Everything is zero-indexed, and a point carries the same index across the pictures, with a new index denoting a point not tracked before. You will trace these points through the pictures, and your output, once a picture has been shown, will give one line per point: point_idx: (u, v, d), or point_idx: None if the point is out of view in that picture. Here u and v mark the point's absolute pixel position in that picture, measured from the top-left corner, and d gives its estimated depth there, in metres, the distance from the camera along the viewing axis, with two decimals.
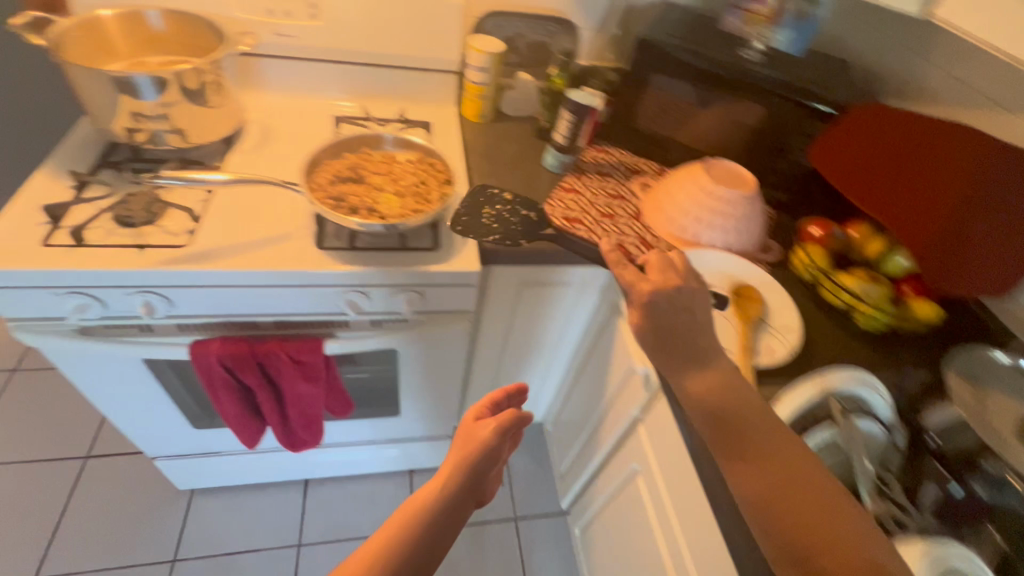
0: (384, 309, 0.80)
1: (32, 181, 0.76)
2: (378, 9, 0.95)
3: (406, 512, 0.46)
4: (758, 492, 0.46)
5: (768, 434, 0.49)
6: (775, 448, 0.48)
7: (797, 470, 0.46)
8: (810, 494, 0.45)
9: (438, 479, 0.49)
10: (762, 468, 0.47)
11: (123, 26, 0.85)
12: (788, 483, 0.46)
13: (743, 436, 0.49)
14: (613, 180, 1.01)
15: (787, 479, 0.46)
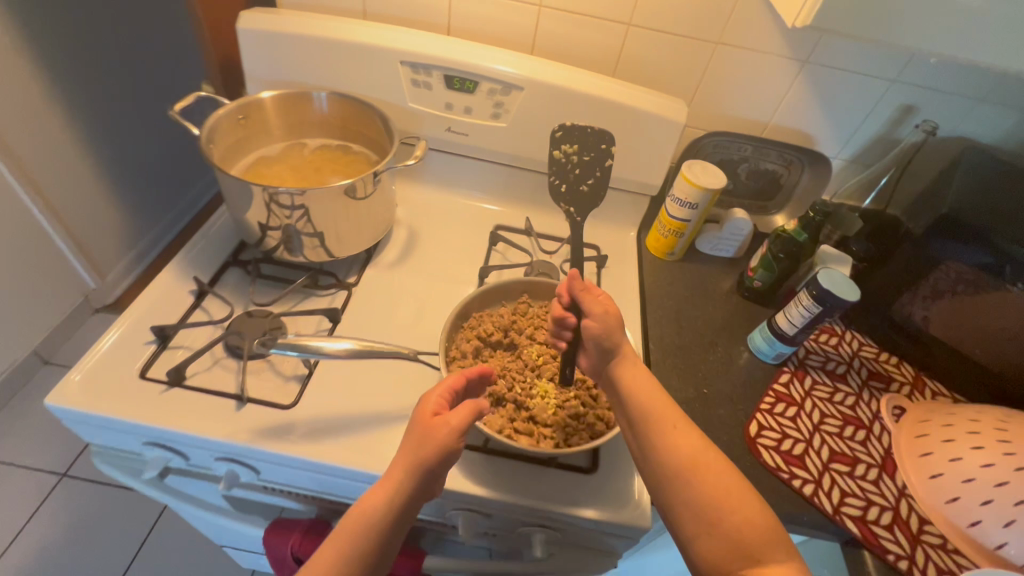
0: (501, 528, 0.60)
1: (156, 282, 0.66)
2: (574, 116, 0.76)
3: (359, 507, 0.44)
4: (689, 527, 0.43)
5: (684, 468, 0.45)
6: (700, 486, 0.44)
7: (729, 489, 0.44)
8: (722, 508, 0.43)
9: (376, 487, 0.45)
10: (688, 512, 0.44)
11: (288, 109, 0.75)
12: (708, 521, 0.43)
13: (716, 531, 0.42)
14: (850, 391, 0.72)
15: (698, 496, 0.44)
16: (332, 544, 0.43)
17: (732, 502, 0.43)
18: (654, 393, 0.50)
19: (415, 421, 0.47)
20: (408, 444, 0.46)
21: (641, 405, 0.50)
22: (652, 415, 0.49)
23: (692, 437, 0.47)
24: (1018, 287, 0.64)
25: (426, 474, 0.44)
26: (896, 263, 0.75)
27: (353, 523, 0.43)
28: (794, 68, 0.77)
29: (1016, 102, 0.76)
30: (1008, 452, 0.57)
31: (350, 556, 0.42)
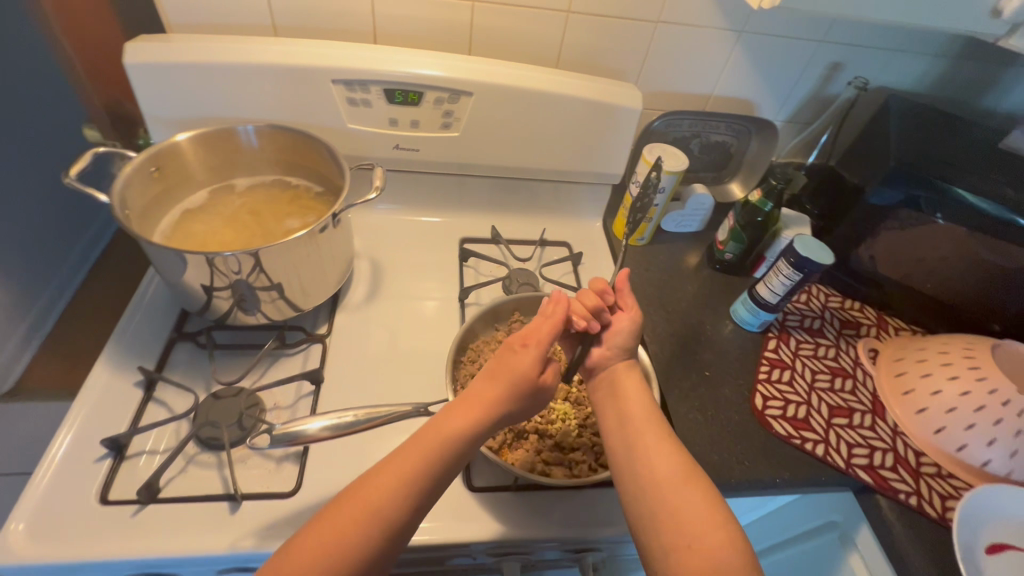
0: (543, 559, 0.58)
1: (90, 381, 0.56)
2: (528, 115, 0.72)
3: (441, 426, 0.47)
4: (660, 544, 0.44)
5: (663, 486, 0.46)
6: (676, 502, 0.45)
7: (704, 506, 0.44)
8: (695, 525, 0.43)
9: (460, 413, 0.48)
10: (662, 528, 0.44)
11: (207, 150, 0.65)
12: (681, 537, 0.43)
13: (690, 545, 0.42)
14: (829, 344, 0.76)
15: (674, 512, 0.44)
16: (407, 456, 0.45)
17: (705, 521, 0.43)
18: (642, 414, 0.51)
19: (508, 354, 0.51)
20: (504, 369, 0.50)
21: (631, 424, 0.51)
22: (637, 436, 0.50)
23: (674, 459, 0.48)
24: (940, 217, 0.72)
25: (528, 394, 0.49)
26: (849, 219, 0.80)
27: (437, 440, 0.46)
28: (731, 38, 0.77)
29: (926, 49, 0.81)
30: (979, 377, 0.62)
31: (437, 466, 0.45)
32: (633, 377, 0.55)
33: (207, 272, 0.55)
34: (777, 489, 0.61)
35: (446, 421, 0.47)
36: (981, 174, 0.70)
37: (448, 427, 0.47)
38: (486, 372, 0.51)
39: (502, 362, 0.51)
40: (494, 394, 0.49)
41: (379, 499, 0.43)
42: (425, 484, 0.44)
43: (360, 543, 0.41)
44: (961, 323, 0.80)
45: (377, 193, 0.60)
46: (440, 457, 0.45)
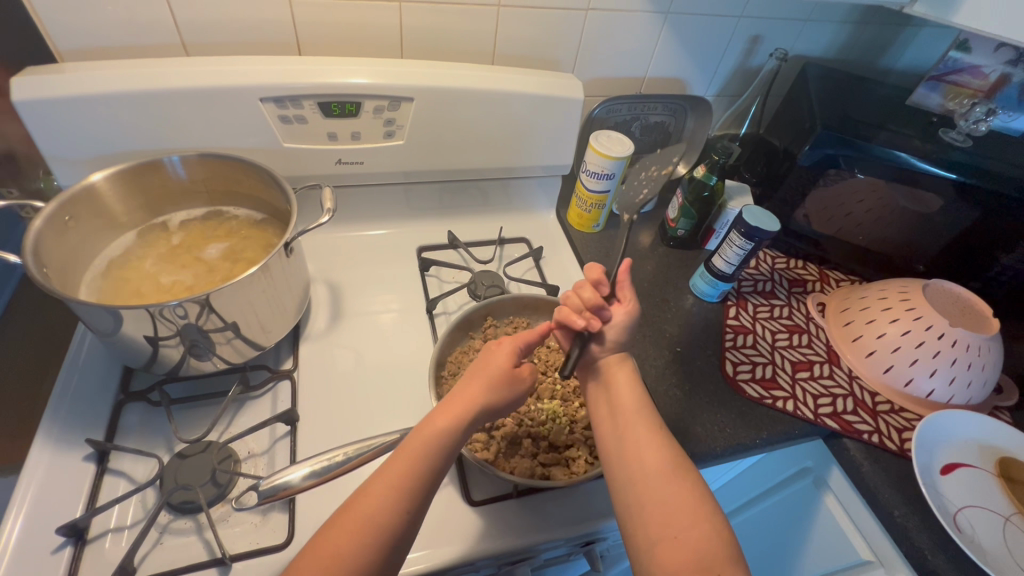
0: (551, 558, 0.59)
1: (29, 464, 0.49)
2: (472, 116, 0.71)
3: (425, 433, 0.45)
4: (644, 534, 0.45)
5: (651, 478, 0.47)
6: (664, 495, 0.46)
7: (686, 499, 0.45)
8: (677, 516, 0.44)
9: (444, 413, 0.46)
10: (648, 517, 0.45)
11: (128, 187, 0.59)
12: (666, 529, 0.44)
13: (672, 533, 0.44)
14: (782, 304, 0.81)
15: (660, 504, 0.45)
16: (399, 465, 0.43)
17: (688, 514, 0.44)
18: (632, 407, 0.52)
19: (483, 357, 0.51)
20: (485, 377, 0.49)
21: (622, 416, 0.52)
22: (627, 427, 0.51)
23: (661, 452, 0.48)
24: (859, 173, 0.77)
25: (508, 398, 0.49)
26: (786, 182, 0.83)
27: (425, 450, 0.44)
28: (659, 20, 0.78)
29: (833, 17, 0.87)
30: (915, 316, 0.68)
31: (428, 472, 0.44)
32: (623, 367, 0.56)
33: (149, 323, 0.50)
34: (758, 449, 0.65)
35: (431, 428, 0.45)
36: (893, 128, 0.76)
37: (435, 429, 0.45)
38: (472, 382, 0.49)
39: (485, 371, 0.50)
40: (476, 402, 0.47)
41: (375, 505, 0.41)
42: (422, 487, 0.43)
43: (359, 555, 0.39)
44: (890, 269, 0.87)
45: (329, 215, 0.56)
46: (429, 461, 0.44)
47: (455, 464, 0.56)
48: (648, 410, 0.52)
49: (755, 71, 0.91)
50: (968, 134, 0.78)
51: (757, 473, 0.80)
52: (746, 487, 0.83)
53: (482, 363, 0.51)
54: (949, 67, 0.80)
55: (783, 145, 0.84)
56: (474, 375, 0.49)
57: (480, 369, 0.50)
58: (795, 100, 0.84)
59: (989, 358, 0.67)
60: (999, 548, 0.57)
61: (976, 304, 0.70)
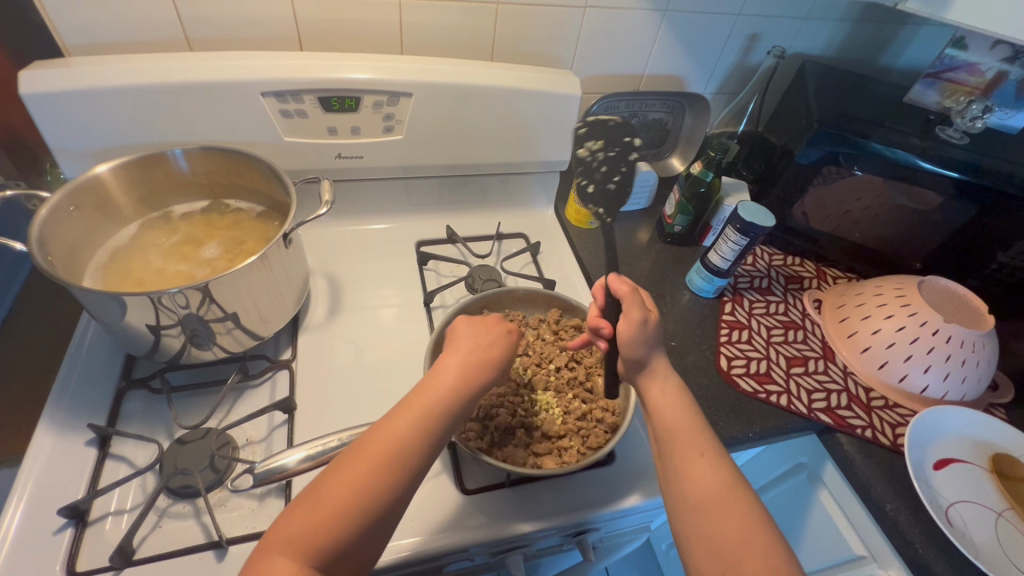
0: (545, 548, 0.60)
1: (34, 448, 0.51)
2: (471, 111, 0.71)
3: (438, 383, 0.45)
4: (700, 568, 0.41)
5: (705, 507, 0.42)
6: (720, 524, 0.41)
7: (747, 532, 0.40)
8: (737, 550, 0.40)
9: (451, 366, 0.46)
10: (700, 552, 0.41)
11: (132, 179, 0.60)
12: (722, 562, 0.40)
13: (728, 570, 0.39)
14: (779, 300, 0.81)
15: (713, 538, 0.41)
16: (408, 417, 0.42)
17: (747, 548, 0.40)
18: (682, 428, 0.47)
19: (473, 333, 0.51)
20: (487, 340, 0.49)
21: (670, 436, 0.47)
22: (678, 444, 0.46)
23: (715, 476, 0.44)
24: (859, 170, 0.78)
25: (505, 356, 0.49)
26: (782, 179, 0.84)
27: (438, 398, 0.44)
28: (657, 18, 0.79)
29: (831, 15, 0.87)
30: (910, 313, 0.68)
31: (443, 415, 0.43)
32: (670, 386, 0.50)
33: (151, 311, 0.51)
34: (752, 443, 0.65)
35: (438, 386, 0.45)
36: (891, 125, 0.77)
37: (443, 385, 0.45)
38: (467, 348, 0.48)
39: (483, 341, 0.49)
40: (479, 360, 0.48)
41: (390, 447, 0.40)
42: (438, 429, 0.43)
43: (368, 496, 0.38)
44: (888, 266, 0.87)
45: (328, 207, 0.58)
46: (444, 405, 0.44)
47: (449, 453, 0.57)
48: (698, 427, 0.47)
49: (753, 69, 0.92)
50: (965, 132, 0.79)
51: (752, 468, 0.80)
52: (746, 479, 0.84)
53: (478, 333, 0.50)
54: (946, 64, 0.80)
55: (780, 143, 0.84)
56: (469, 343, 0.49)
57: (475, 338, 0.49)
58: (792, 98, 0.84)
59: (985, 354, 0.67)
60: (990, 543, 0.57)
61: (971, 300, 0.70)
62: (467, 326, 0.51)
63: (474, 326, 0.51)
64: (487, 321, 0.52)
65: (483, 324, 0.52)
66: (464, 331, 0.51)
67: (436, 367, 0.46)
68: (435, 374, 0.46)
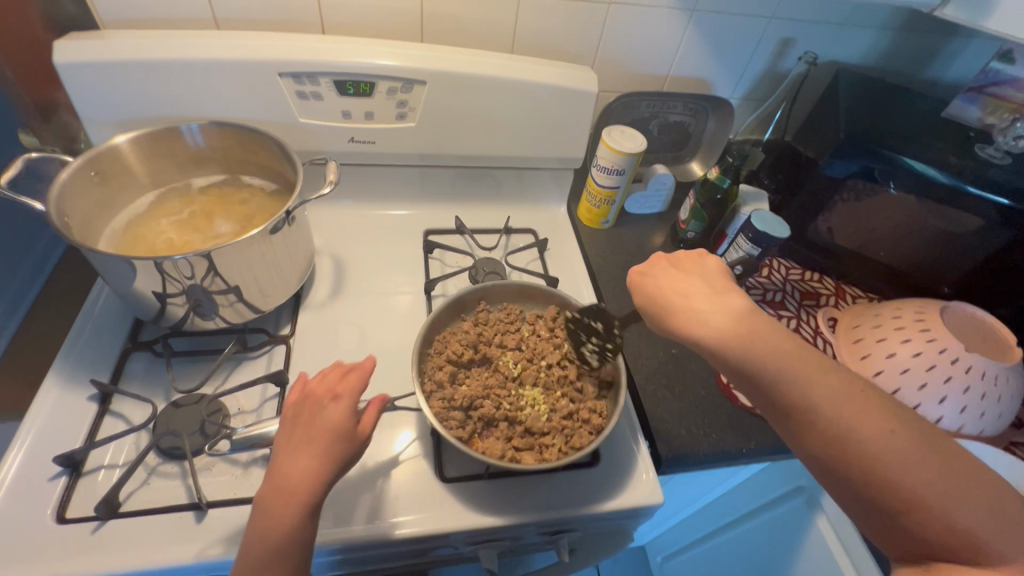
0: (522, 544, 0.59)
1: (40, 398, 0.54)
2: (485, 102, 0.71)
3: (281, 488, 0.40)
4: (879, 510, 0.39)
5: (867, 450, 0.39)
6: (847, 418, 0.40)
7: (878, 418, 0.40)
8: (867, 430, 0.40)
9: (290, 460, 0.41)
10: (838, 451, 0.40)
11: (150, 151, 0.63)
12: (863, 459, 0.39)
13: (892, 499, 0.38)
14: (792, 315, 0.78)
15: (846, 434, 0.40)
16: (269, 536, 0.39)
17: (874, 435, 0.39)
18: (811, 364, 0.42)
19: (307, 407, 0.45)
20: (317, 427, 0.43)
21: (788, 375, 0.42)
22: (771, 356, 0.43)
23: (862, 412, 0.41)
24: (893, 186, 0.74)
25: (348, 431, 0.44)
26: (805, 190, 0.82)
27: (290, 507, 0.40)
28: (684, 17, 0.77)
29: (871, 22, 0.83)
30: (929, 338, 0.65)
31: (300, 522, 0.40)
32: (736, 316, 0.46)
33: (157, 277, 0.53)
34: (746, 459, 0.63)
35: (282, 512, 0.39)
36: (925, 140, 0.73)
37: (291, 490, 0.40)
38: (313, 451, 0.42)
39: (330, 437, 0.43)
40: (321, 448, 0.42)
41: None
42: (302, 534, 0.40)
43: None
44: (912, 289, 0.83)
45: (332, 187, 0.59)
46: (296, 512, 0.40)
47: (431, 440, 0.57)
48: (811, 357, 0.44)
49: (784, 76, 0.89)
50: (1007, 152, 0.74)
51: (750, 486, 0.78)
52: (742, 498, 0.80)
53: (322, 428, 0.43)
54: (991, 79, 0.76)
55: (806, 152, 0.81)
56: (315, 445, 0.42)
57: (318, 438, 0.43)
58: (822, 107, 0.81)
59: (1008, 388, 0.63)
60: None
61: (998, 330, 0.66)
62: (313, 417, 0.44)
63: (320, 417, 0.44)
64: (336, 404, 0.44)
65: (333, 408, 0.44)
66: (307, 427, 0.43)
67: (278, 485, 0.40)
68: (277, 495, 0.40)
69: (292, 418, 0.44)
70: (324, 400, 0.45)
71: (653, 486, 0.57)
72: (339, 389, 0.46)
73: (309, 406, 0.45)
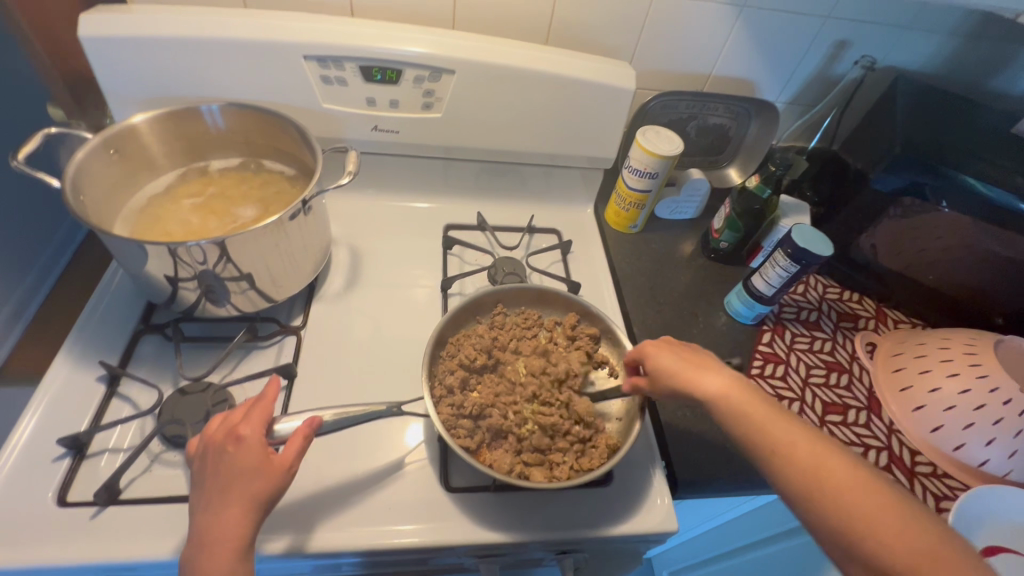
0: (525, 560, 0.57)
1: (49, 377, 0.53)
2: (514, 95, 0.68)
3: (213, 540, 0.39)
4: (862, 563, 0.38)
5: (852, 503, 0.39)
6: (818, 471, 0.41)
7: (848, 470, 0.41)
8: (834, 481, 0.40)
9: (219, 510, 0.40)
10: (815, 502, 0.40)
11: (170, 130, 0.61)
12: (836, 507, 0.40)
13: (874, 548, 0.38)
14: (827, 337, 0.74)
15: (822, 492, 0.40)
16: None
17: (845, 487, 0.40)
18: (778, 417, 0.45)
19: (217, 452, 0.42)
20: (232, 475, 0.41)
21: (768, 439, 0.43)
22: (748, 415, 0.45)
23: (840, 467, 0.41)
24: (946, 206, 0.68)
25: (269, 468, 0.42)
26: (851, 204, 0.77)
27: (227, 557, 0.39)
28: (732, 13, 0.72)
29: (937, 26, 0.77)
30: (979, 374, 0.60)
31: (238, 571, 0.39)
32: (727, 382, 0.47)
33: (169, 262, 0.51)
34: (769, 489, 0.59)
35: (217, 565, 0.39)
36: (989, 158, 0.67)
37: (224, 540, 0.39)
38: (232, 501, 0.40)
39: (243, 481, 0.41)
40: (248, 493, 0.41)
41: None
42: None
43: None
44: (961, 317, 0.77)
45: (350, 177, 0.57)
46: (231, 561, 0.39)
47: (438, 446, 0.55)
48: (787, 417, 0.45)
49: (836, 81, 0.83)
50: None
51: (769, 513, 0.74)
52: (759, 524, 0.76)
53: (231, 475, 0.41)
54: None
55: (855, 166, 0.76)
56: (232, 496, 0.41)
57: (233, 491, 0.41)
58: (876, 116, 0.75)
59: None
60: None
61: None
62: (216, 468, 0.42)
63: (224, 465, 0.42)
64: (237, 449, 0.42)
65: (237, 452, 0.42)
66: (215, 479, 0.41)
67: (204, 545, 0.39)
68: (205, 552, 0.39)
69: (199, 470, 0.42)
70: (225, 447, 0.42)
71: (668, 512, 0.54)
72: (238, 430, 0.43)
73: (215, 450, 0.42)
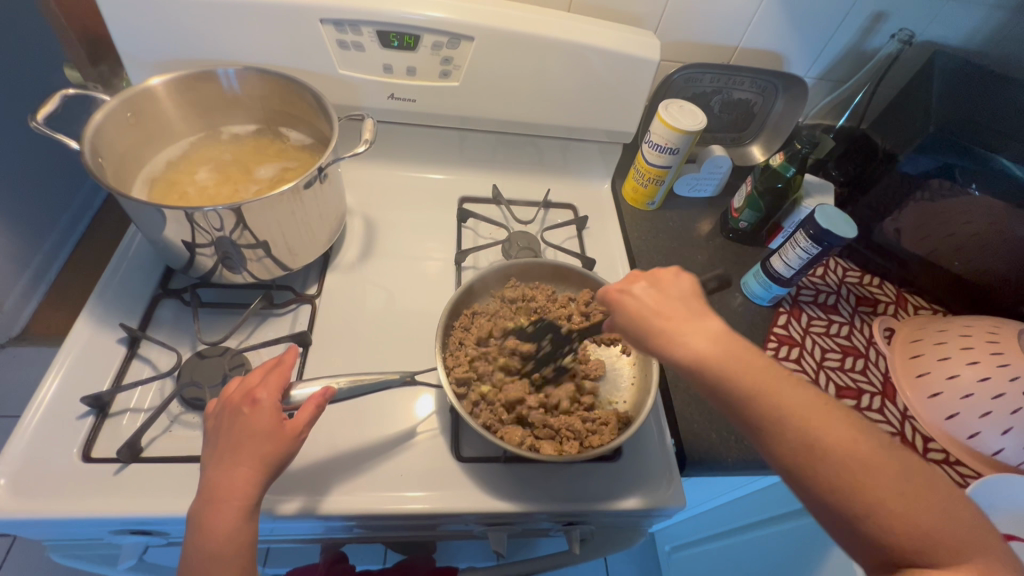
0: (528, 529, 0.58)
1: (72, 336, 0.55)
2: (533, 63, 0.66)
3: (217, 495, 0.40)
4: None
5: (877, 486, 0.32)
6: (844, 455, 0.33)
7: (887, 467, 0.32)
8: (865, 471, 0.32)
9: (226, 468, 0.41)
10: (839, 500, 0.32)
11: (185, 94, 0.61)
12: (862, 491, 0.32)
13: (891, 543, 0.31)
14: (844, 322, 0.73)
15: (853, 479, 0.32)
16: (206, 546, 0.39)
17: (880, 477, 0.32)
18: (795, 391, 0.35)
19: (233, 412, 0.43)
20: (242, 435, 0.42)
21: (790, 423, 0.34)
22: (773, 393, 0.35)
23: (856, 437, 0.33)
24: (975, 189, 0.67)
25: (280, 432, 0.43)
26: (877, 186, 0.75)
27: (231, 512, 0.40)
28: None
29: None
30: (1001, 363, 0.58)
31: (244, 526, 0.40)
32: (714, 337, 0.38)
33: (186, 227, 0.51)
34: (776, 470, 0.59)
35: (221, 522, 0.39)
36: None
37: (228, 496, 0.40)
38: (241, 461, 0.41)
39: (254, 443, 0.42)
40: (254, 453, 0.41)
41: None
42: (250, 534, 0.40)
43: None
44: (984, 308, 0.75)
45: (366, 145, 0.56)
46: (236, 516, 0.40)
47: (450, 415, 0.56)
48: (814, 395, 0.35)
49: (870, 55, 0.80)
50: None
51: (773, 495, 0.74)
52: (763, 504, 0.76)
53: (245, 435, 0.42)
54: None
55: (885, 145, 0.75)
56: (242, 455, 0.41)
57: (243, 450, 0.41)
58: (911, 94, 0.73)
59: None
60: None
61: None
62: (231, 427, 0.43)
63: (239, 425, 0.43)
64: (253, 411, 0.43)
65: (251, 415, 0.43)
66: (229, 437, 0.42)
67: (212, 501, 0.40)
68: (211, 508, 0.40)
69: (213, 429, 0.43)
70: (241, 408, 0.43)
71: (674, 486, 0.55)
72: (256, 393, 0.44)
73: (231, 410, 0.43)
